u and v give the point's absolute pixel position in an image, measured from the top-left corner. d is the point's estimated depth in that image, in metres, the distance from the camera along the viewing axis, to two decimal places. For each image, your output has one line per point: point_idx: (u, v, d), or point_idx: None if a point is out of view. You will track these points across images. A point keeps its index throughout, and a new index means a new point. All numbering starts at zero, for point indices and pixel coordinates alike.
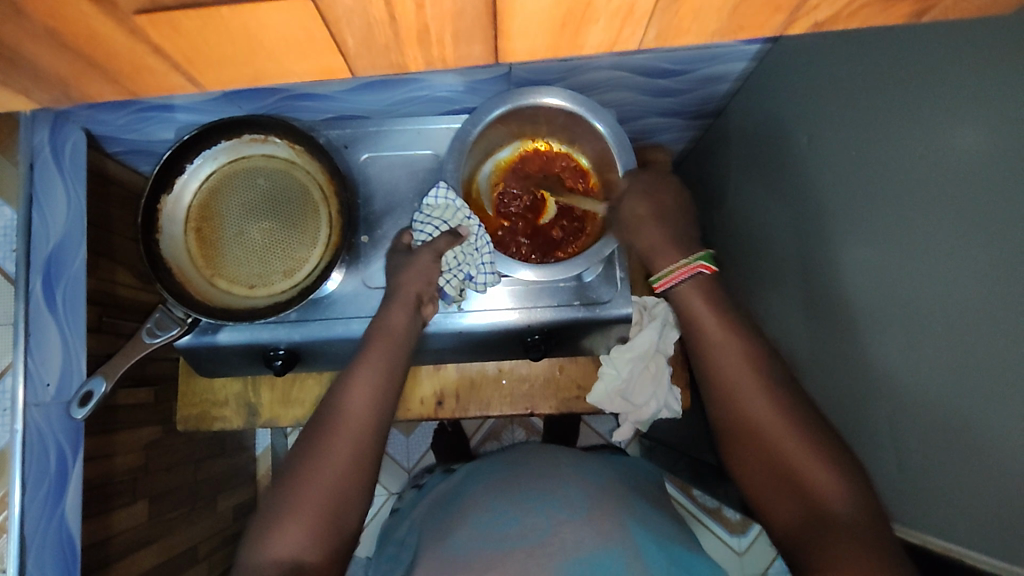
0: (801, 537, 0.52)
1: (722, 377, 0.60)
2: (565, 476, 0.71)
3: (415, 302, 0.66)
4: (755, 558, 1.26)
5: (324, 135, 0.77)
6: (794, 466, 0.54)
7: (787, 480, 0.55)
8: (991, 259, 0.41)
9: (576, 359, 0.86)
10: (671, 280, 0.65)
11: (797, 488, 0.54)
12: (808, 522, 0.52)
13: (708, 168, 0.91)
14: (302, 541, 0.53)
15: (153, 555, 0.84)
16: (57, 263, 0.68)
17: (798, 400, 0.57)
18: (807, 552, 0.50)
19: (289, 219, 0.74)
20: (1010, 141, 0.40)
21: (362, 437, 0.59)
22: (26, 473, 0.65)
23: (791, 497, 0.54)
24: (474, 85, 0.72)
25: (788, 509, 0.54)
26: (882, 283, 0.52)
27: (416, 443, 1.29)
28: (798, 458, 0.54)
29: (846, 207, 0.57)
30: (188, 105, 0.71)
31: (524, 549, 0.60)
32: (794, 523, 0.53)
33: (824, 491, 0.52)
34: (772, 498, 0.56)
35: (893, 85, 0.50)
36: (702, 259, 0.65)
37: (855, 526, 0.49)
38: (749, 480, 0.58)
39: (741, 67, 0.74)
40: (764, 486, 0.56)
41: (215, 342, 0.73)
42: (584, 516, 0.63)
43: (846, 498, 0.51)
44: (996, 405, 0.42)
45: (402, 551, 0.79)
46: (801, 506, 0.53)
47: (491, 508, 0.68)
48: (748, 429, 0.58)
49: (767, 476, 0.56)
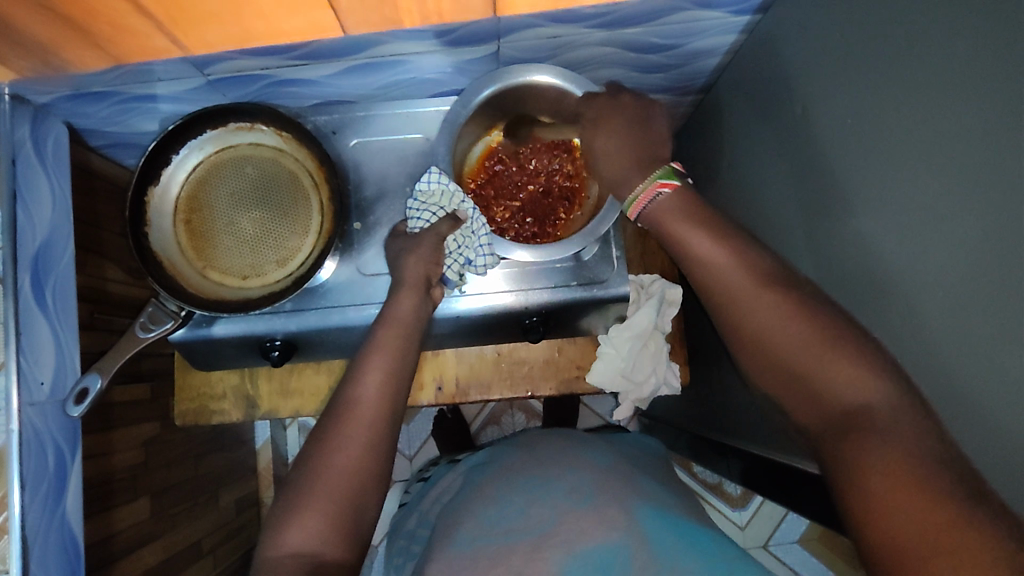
0: (825, 438, 0.46)
1: (722, 290, 0.54)
2: (573, 462, 0.71)
3: (424, 284, 0.65)
4: (756, 531, 1.27)
5: (312, 121, 0.76)
6: (813, 360, 0.48)
7: (799, 375, 0.49)
8: (977, 225, 0.41)
9: (574, 340, 0.85)
10: (638, 208, 0.60)
11: (813, 381, 0.48)
12: (833, 422, 0.46)
13: (702, 143, 0.91)
14: (319, 533, 0.52)
15: (157, 552, 0.84)
16: (45, 260, 0.67)
17: (808, 291, 0.51)
18: (830, 452, 0.45)
19: (277, 207, 0.73)
20: (990, 107, 0.40)
21: (376, 426, 0.58)
22: (24, 473, 0.64)
23: (809, 393, 0.48)
24: (461, 65, 0.71)
25: (805, 404, 0.49)
26: (878, 254, 0.52)
27: (417, 431, 1.29)
28: (817, 350, 0.48)
29: (838, 178, 0.56)
30: (170, 94, 0.69)
31: (528, 542, 0.60)
32: (818, 421, 0.48)
33: (845, 380, 0.46)
34: (789, 398, 0.50)
35: (883, 50, 0.49)
36: (661, 176, 0.59)
37: (880, 418, 0.43)
38: (760, 372, 0.52)
39: (731, 40, 0.72)
40: (780, 384, 0.51)
41: (210, 335, 0.72)
42: (590, 505, 0.62)
43: (875, 385, 0.45)
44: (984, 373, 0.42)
45: (411, 543, 0.79)
46: (817, 399, 0.48)
47: (498, 499, 0.68)
48: (745, 329, 0.52)
49: (779, 369, 0.50)
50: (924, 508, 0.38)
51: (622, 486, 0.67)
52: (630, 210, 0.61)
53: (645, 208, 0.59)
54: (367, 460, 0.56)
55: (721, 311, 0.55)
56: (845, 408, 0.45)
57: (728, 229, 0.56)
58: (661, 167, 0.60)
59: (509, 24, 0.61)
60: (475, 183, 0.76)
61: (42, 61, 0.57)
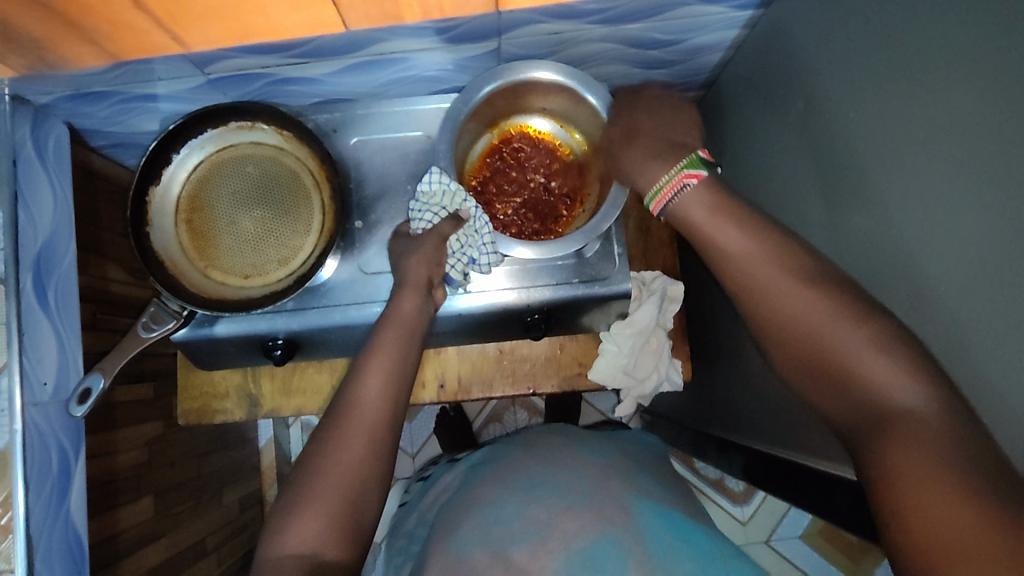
0: (860, 434, 0.45)
1: (750, 282, 0.53)
2: (570, 460, 0.71)
3: (425, 284, 0.65)
4: (758, 527, 1.27)
5: (312, 120, 0.76)
6: (851, 355, 0.47)
7: (834, 370, 0.48)
8: (981, 222, 0.41)
9: (576, 337, 0.85)
10: (663, 201, 0.58)
11: (849, 378, 0.47)
12: (868, 420, 0.45)
13: (703, 139, 0.90)
14: (321, 532, 0.52)
15: (161, 550, 0.84)
16: (46, 260, 0.67)
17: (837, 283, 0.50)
18: (866, 448, 0.44)
19: (279, 207, 0.73)
20: (996, 101, 0.39)
21: (377, 426, 0.58)
22: (28, 474, 0.64)
23: (844, 388, 0.47)
24: (462, 62, 0.71)
25: (839, 399, 0.48)
26: (881, 251, 0.51)
27: (419, 429, 1.29)
28: (855, 345, 0.46)
29: (842, 175, 0.56)
30: (170, 94, 0.69)
31: (527, 548, 0.60)
32: (852, 416, 0.47)
33: (883, 380, 0.45)
34: (823, 392, 0.49)
35: (887, 46, 0.49)
36: (688, 167, 0.56)
37: (921, 417, 0.42)
38: (792, 367, 0.51)
39: (733, 35, 0.72)
40: (813, 377, 0.50)
41: (212, 334, 0.72)
42: (584, 507, 0.63)
43: (913, 385, 0.43)
44: (987, 373, 0.42)
45: (412, 542, 0.79)
46: (852, 396, 0.47)
47: (494, 500, 0.67)
48: (776, 321, 0.51)
49: (812, 364, 0.49)
50: (957, 514, 0.37)
51: (621, 487, 0.67)
52: (654, 203, 0.58)
53: (670, 201, 0.57)
54: (369, 460, 0.56)
55: (747, 304, 0.54)
56: (882, 408, 0.44)
57: (737, 220, 0.55)
58: (686, 157, 0.57)
59: (510, 20, 0.61)
60: (477, 181, 0.76)
61: (42, 61, 0.57)
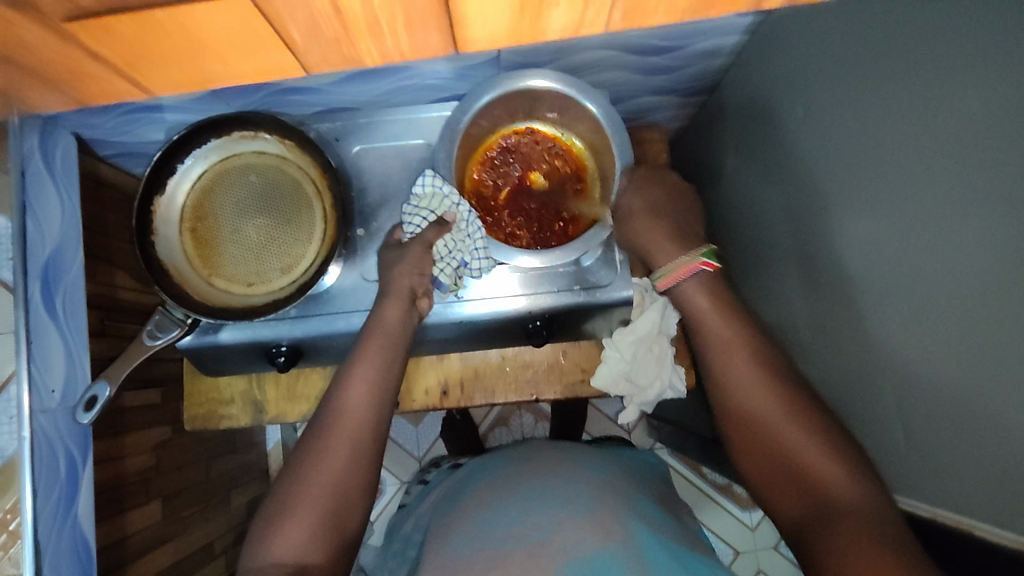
0: (807, 529, 0.50)
1: (725, 365, 0.59)
2: (571, 474, 0.71)
3: (409, 296, 0.65)
4: (767, 532, 1.26)
5: (314, 129, 0.77)
6: (802, 459, 0.52)
7: (790, 470, 0.53)
8: (987, 230, 0.41)
9: (579, 344, 0.86)
10: (672, 279, 0.63)
11: (808, 476, 0.52)
12: (818, 516, 0.49)
13: (704, 143, 0.90)
14: (306, 542, 0.53)
15: (169, 554, 0.85)
16: (55, 269, 0.68)
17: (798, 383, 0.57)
18: (814, 542, 0.48)
19: (282, 216, 0.73)
20: (1009, 107, 0.39)
21: (360, 437, 0.58)
22: (35, 481, 0.65)
23: (801, 487, 0.52)
24: (463, 71, 0.71)
25: (793, 499, 0.52)
26: (881, 258, 0.51)
27: (425, 432, 1.30)
28: (807, 452, 0.52)
29: (842, 182, 0.56)
30: (176, 104, 0.70)
31: (525, 548, 0.61)
32: (804, 515, 0.51)
33: (831, 478, 0.50)
34: (780, 492, 0.53)
35: (889, 54, 0.48)
36: (705, 255, 0.62)
37: (865, 517, 0.47)
38: (754, 474, 0.56)
39: (734, 41, 0.71)
40: (771, 476, 0.54)
41: (217, 342, 0.73)
42: (586, 517, 0.62)
43: (860, 491, 0.49)
44: (992, 385, 0.41)
45: (406, 548, 0.80)
46: (809, 495, 0.51)
47: (496, 507, 0.68)
48: (742, 418, 0.57)
49: (773, 465, 0.54)
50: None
51: (618, 501, 0.66)
52: (660, 281, 0.64)
53: (676, 284, 0.63)
54: (357, 468, 0.57)
55: (720, 396, 0.60)
56: (829, 503, 0.49)
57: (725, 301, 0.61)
58: (703, 246, 0.63)
59: None
60: (477, 184, 0.76)
61: None
